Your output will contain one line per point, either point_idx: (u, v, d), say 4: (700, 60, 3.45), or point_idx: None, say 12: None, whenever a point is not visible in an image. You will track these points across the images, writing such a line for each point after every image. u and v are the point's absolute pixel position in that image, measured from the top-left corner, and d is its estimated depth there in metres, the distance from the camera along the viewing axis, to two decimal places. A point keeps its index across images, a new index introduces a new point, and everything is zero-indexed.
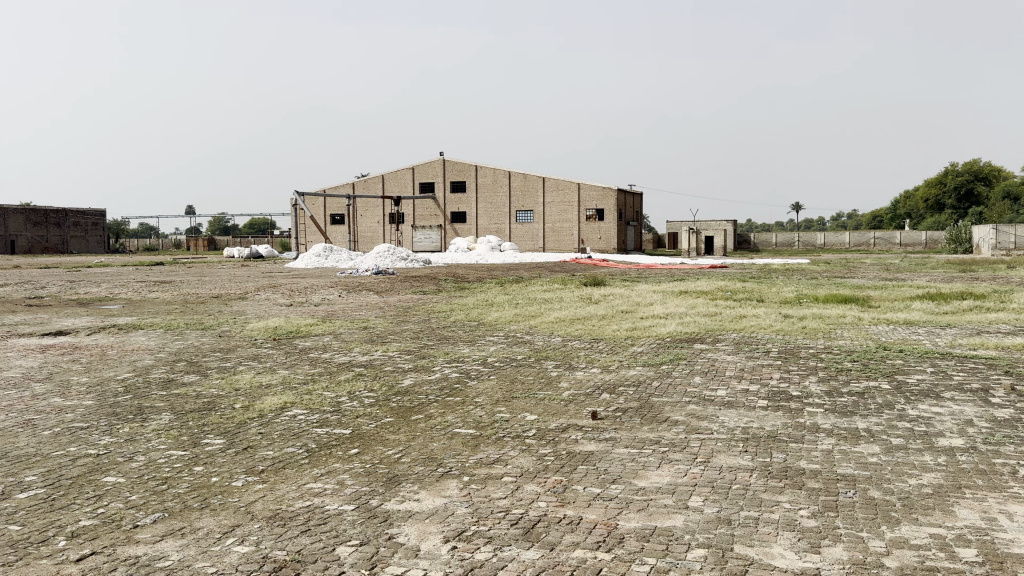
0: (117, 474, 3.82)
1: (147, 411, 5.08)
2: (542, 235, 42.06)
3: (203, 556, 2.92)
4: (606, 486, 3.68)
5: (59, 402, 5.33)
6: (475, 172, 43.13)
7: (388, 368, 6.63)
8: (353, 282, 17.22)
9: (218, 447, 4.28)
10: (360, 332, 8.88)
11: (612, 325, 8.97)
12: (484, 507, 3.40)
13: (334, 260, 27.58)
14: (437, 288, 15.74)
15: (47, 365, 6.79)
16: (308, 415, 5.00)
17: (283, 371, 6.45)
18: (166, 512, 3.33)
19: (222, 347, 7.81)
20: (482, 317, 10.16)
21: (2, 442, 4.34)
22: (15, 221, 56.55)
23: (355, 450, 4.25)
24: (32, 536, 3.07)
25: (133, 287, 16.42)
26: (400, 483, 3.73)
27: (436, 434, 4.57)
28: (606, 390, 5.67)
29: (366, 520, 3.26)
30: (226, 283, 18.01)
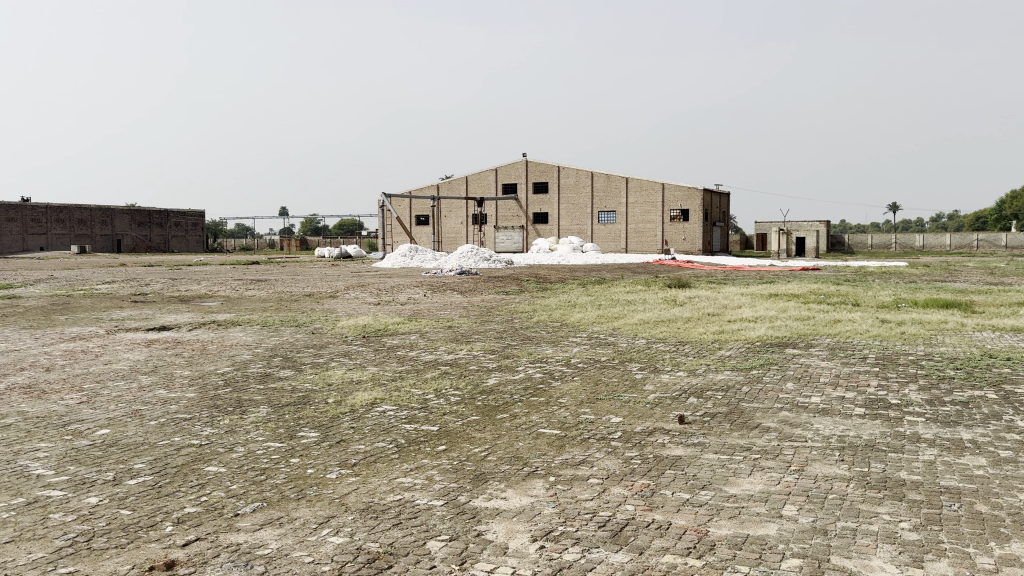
0: (218, 463, 3.98)
1: (245, 403, 5.29)
2: (625, 236, 41.71)
3: (300, 546, 3.00)
4: (695, 492, 3.62)
5: (164, 394, 5.60)
6: (557, 173, 43.17)
7: (473, 367, 6.68)
8: (438, 282, 17.45)
9: (312, 440, 4.41)
10: (446, 331, 8.98)
11: (699, 328, 8.83)
12: (571, 508, 3.40)
13: (419, 260, 28.05)
14: (520, 288, 15.94)
15: (153, 358, 7.14)
16: (396, 411, 5.09)
17: (372, 368, 6.60)
18: (265, 502, 3.45)
19: (314, 343, 8.05)
20: (567, 318, 10.13)
21: (114, 430, 4.58)
22: (121, 221, 59.95)
23: (443, 447, 4.31)
24: (141, 520, 3.23)
25: (230, 287, 16.59)
26: (486, 481, 3.75)
27: (522, 434, 4.58)
28: (694, 394, 5.57)
29: (455, 516, 3.30)
30: (317, 283, 18.07)
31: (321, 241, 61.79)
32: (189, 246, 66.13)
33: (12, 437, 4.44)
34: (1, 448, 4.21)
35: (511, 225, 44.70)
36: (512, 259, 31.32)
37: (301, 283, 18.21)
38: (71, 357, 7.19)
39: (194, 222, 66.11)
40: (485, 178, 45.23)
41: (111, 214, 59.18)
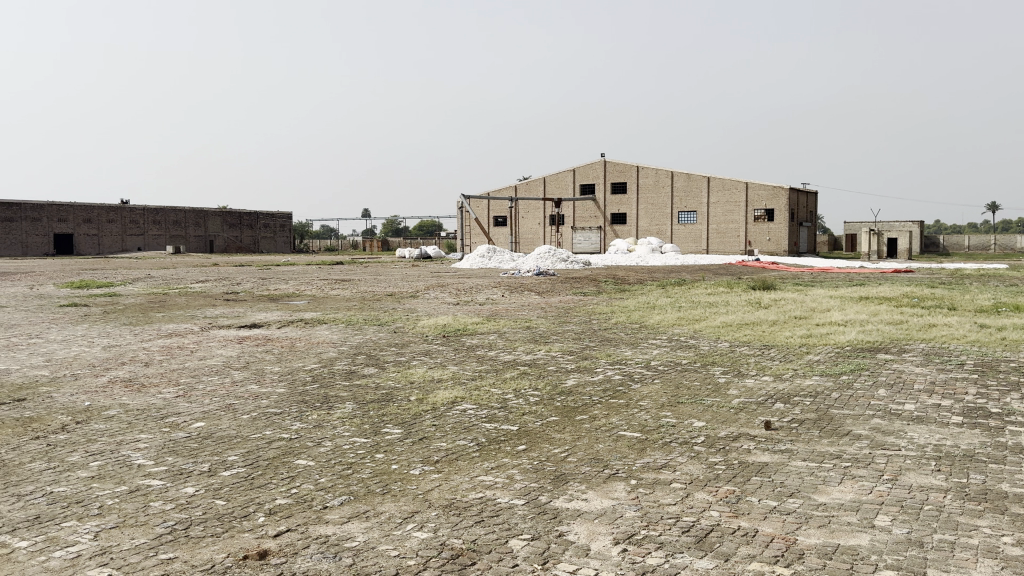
0: (307, 457, 4.11)
1: (332, 399, 5.44)
2: (706, 236, 40.98)
3: (386, 540, 3.07)
4: (782, 499, 3.53)
5: (255, 388, 5.81)
6: (636, 172, 42.79)
7: (552, 368, 6.70)
8: (515, 283, 17.54)
9: (396, 436, 4.50)
10: (525, 331, 9.01)
11: (785, 331, 8.60)
12: (654, 512, 3.36)
13: (497, 260, 28.23)
14: (597, 288, 15.91)
15: (244, 354, 7.43)
16: (477, 410, 5.14)
17: (453, 367, 6.68)
18: (352, 495, 3.54)
19: (396, 342, 8.21)
20: (646, 320, 10.00)
21: (209, 424, 4.78)
22: (214, 222, 62.52)
23: (523, 446, 4.33)
24: (235, 511, 3.36)
25: (316, 287, 16.85)
26: (567, 482, 3.75)
27: (601, 436, 4.56)
28: (780, 400, 5.43)
29: (537, 516, 3.31)
30: (399, 283, 18.24)
31: (401, 241, 62.98)
32: (277, 246, 68.38)
33: (116, 428, 4.69)
34: (105, 439, 4.45)
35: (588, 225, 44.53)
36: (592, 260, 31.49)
37: (384, 283, 18.60)
38: (170, 352, 7.54)
39: (281, 223, 68.32)
40: (562, 179, 45.24)
41: (204, 216, 61.75)
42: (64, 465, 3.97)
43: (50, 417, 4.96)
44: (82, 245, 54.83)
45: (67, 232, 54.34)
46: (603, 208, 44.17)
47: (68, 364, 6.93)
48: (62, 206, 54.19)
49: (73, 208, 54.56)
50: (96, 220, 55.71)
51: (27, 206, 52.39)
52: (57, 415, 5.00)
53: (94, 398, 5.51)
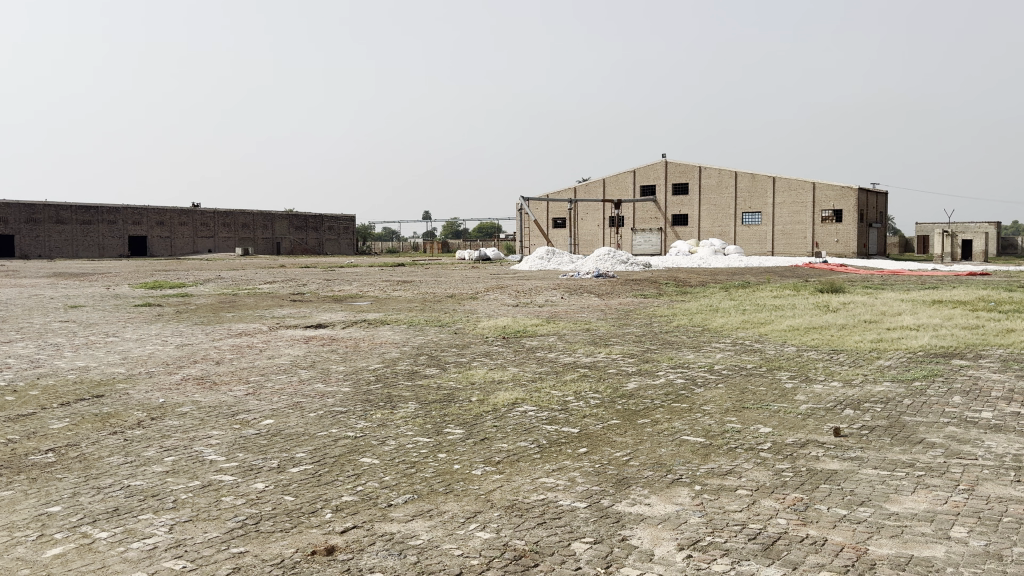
0: (371, 456, 4.17)
1: (394, 398, 5.52)
2: (770, 237, 40.16)
3: (450, 539, 3.10)
4: (851, 508, 3.44)
5: (321, 387, 5.93)
6: (698, 172, 42.26)
7: (612, 370, 6.66)
8: (575, 285, 17.50)
9: (458, 437, 4.53)
10: (585, 333, 8.99)
11: (854, 336, 8.37)
12: (719, 518, 3.31)
13: (556, 262, 28.21)
14: (658, 291, 15.78)
15: (310, 354, 7.60)
16: (537, 412, 5.15)
17: (513, 368, 6.70)
18: (416, 494, 3.59)
19: (457, 343, 8.28)
20: (709, 323, 9.86)
21: (277, 421, 4.90)
22: (280, 225, 64.13)
23: (584, 449, 4.32)
24: (303, 507, 3.44)
25: (379, 287, 17.51)
26: (629, 485, 3.72)
27: (664, 440, 4.52)
28: (849, 406, 5.30)
29: (599, 519, 3.29)
30: (460, 285, 18.46)
31: (461, 243, 63.43)
32: (341, 248, 69.65)
33: (188, 425, 4.84)
34: (179, 435, 4.60)
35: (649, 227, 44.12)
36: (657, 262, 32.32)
37: (446, 284, 18.80)
38: (238, 352, 7.74)
39: (345, 225, 69.62)
40: (622, 180, 44.97)
41: (271, 218, 63.39)
42: (140, 460, 4.12)
43: (127, 413, 5.15)
44: (156, 246, 56.76)
45: (142, 235, 56.33)
46: (663, 209, 43.71)
47: (142, 362, 7.19)
48: (138, 209, 56.20)
49: (147, 211, 56.58)
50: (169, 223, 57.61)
51: (105, 210, 54.49)
52: (133, 411, 5.19)
53: (167, 395, 5.70)
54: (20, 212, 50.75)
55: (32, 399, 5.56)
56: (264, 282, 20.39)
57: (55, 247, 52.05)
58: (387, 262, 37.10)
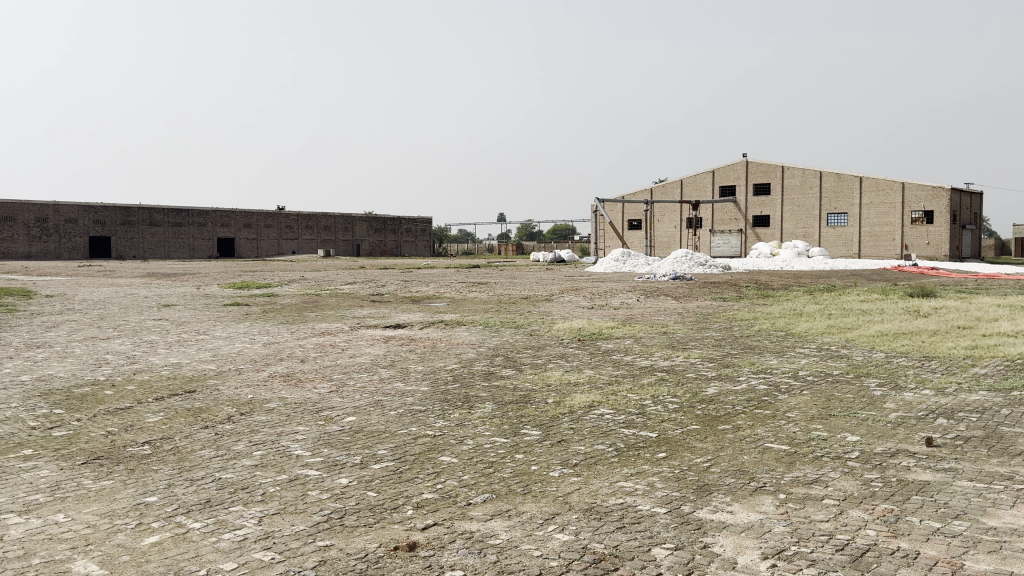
0: (450, 454, 4.23)
1: (472, 399, 5.58)
2: (857, 239, 38.90)
3: (528, 539, 3.11)
4: (946, 521, 3.30)
5: (401, 386, 6.05)
6: (781, 173, 41.27)
7: (691, 374, 6.57)
8: (652, 287, 17.31)
9: (535, 438, 4.55)
10: (662, 337, 8.89)
11: (947, 342, 8.03)
12: (805, 528, 3.23)
13: (632, 264, 27.96)
14: (738, 293, 15.46)
15: (390, 353, 7.74)
16: (614, 415, 5.12)
17: (589, 371, 6.68)
18: (494, 494, 3.61)
19: (533, 345, 8.29)
20: (792, 327, 9.61)
21: (359, 418, 5.02)
22: (360, 227, 65.69)
23: (663, 454, 4.27)
24: (385, 503, 3.51)
25: (456, 287, 18.15)
26: (711, 492, 3.66)
27: (746, 447, 4.42)
28: (942, 415, 5.08)
29: (680, 525, 3.25)
30: (535, 287, 18.48)
31: (535, 245, 63.59)
32: (418, 250, 70.75)
33: (275, 420, 5.00)
34: (267, 430, 4.75)
35: (728, 228, 43.30)
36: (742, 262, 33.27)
37: (522, 287, 18.91)
38: (322, 350, 7.95)
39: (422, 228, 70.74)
40: (699, 181, 44.28)
41: (350, 221, 64.98)
42: (230, 453, 4.27)
43: (217, 408, 5.35)
44: (242, 248, 58.88)
45: (230, 237, 58.44)
46: (744, 210, 42.75)
47: (232, 359, 7.47)
48: (225, 212, 58.33)
49: (234, 214, 58.78)
50: (255, 226, 59.81)
51: (195, 213, 56.74)
52: (223, 406, 5.40)
53: (256, 391, 5.90)
54: (117, 214, 53.26)
55: (130, 393, 5.84)
56: (345, 283, 20.89)
57: (149, 248, 54.46)
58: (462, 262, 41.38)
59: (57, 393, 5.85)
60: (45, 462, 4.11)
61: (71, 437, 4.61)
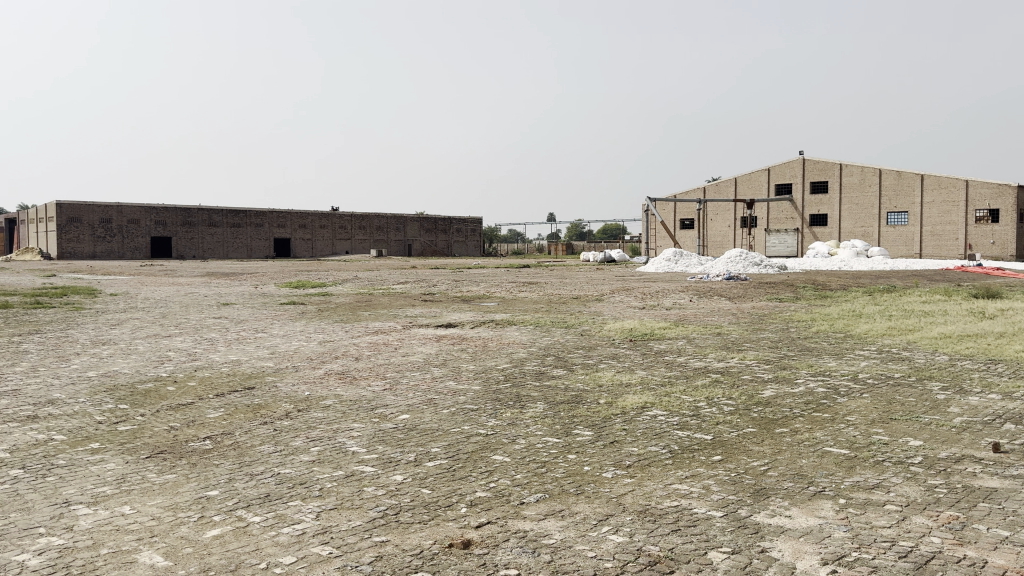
0: (503, 453, 4.24)
1: (524, 398, 5.58)
2: (918, 239, 37.90)
3: (582, 540, 3.10)
4: (1016, 530, 3.18)
5: (454, 385, 6.08)
6: (839, 171, 40.37)
7: (746, 376, 6.47)
8: (705, 287, 17.08)
9: (588, 438, 4.54)
10: (716, 338, 8.77)
11: (1016, 345, 7.77)
12: (866, 534, 3.15)
13: (685, 264, 27.65)
14: (794, 294, 15.20)
15: (442, 352, 7.80)
16: (668, 416, 5.07)
17: (641, 372, 6.63)
18: (547, 493, 3.61)
19: (584, 345, 8.26)
20: (851, 329, 9.39)
21: (412, 416, 5.07)
22: (411, 227, 66.38)
23: (718, 457, 4.21)
24: (439, 500, 3.54)
25: (507, 287, 18.13)
26: (768, 496, 3.60)
27: (804, 451, 4.34)
28: (1011, 420, 4.91)
29: (736, 529, 3.20)
30: (584, 287, 18.27)
31: (584, 245, 63.43)
32: (468, 250, 71.11)
33: (332, 416, 5.08)
34: (324, 426, 4.83)
35: (784, 228, 42.53)
36: (797, 261, 32.79)
37: (573, 287, 18.86)
38: (375, 348, 8.05)
39: (472, 228, 71.14)
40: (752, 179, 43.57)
41: (402, 221, 65.71)
42: (288, 449, 4.36)
43: (275, 404, 5.46)
44: (297, 248, 60.06)
45: (285, 237, 59.63)
46: (800, 209, 41.91)
47: (289, 356, 7.62)
48: (280, 212, 59.43)
49: (289, 215, 59.99)
50: (310, 227, 60.88)
51: (252, 213, 57.96)
52: (281, 402, 5.51)
53: (312, 388, 6.01)
54: (178, 215, 54.64)
55: (191, 389, 6.00)
56: (398, 282, 21.10)
57: (208, 248, 55.94)
58: (512, 262, 41.07)
59: (122, 389, 6.04)
60: (112, 455, 4.24)
61: (136, 431, 4.75)
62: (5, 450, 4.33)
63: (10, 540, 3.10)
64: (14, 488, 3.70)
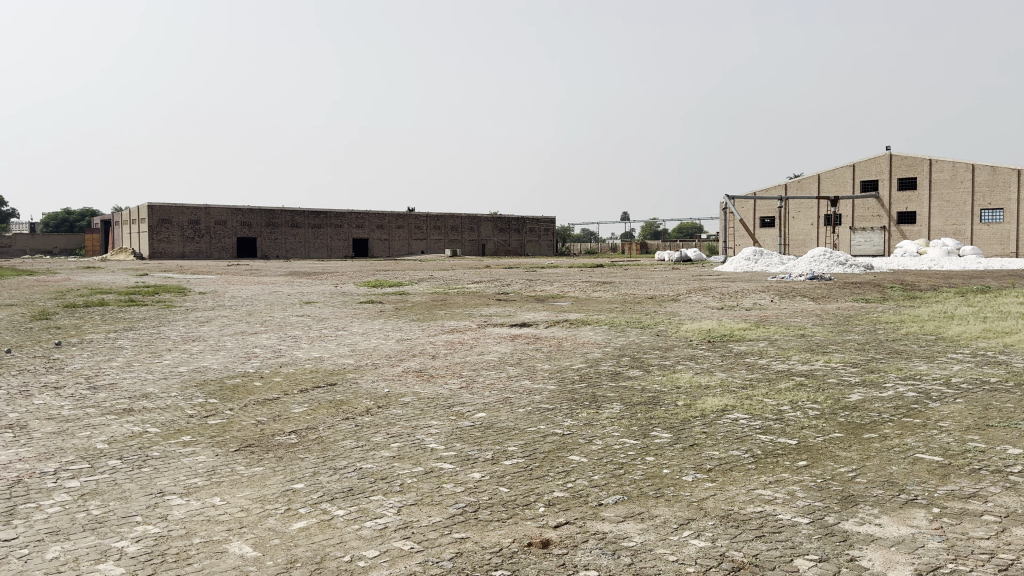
0: (580, 453, 4.23)
1: (600, 399, 5.55)
2: (1015, 237, 36.16)
3: (663, 543, 3.06)
4: None
5: (529, 384, 6.09)
6: (928, 166, 38.81)
7: (833, 380, 6.27)
8: (786, 287, 16.63)
9: (666, 440, 4.48)
10: (799, 340, 8.53)
11: None
12: (963, 545, 3.02)
13: (765, 263, 27.03)
14: (882, 294, 14.70)
15: (517, 351, 7.82)
16: (750, 420, 4.96)
17: (721, 374, 6.51)
18: (626, 495, 3.58)
19: (661, 346, 8.16)
20: (944, 332, 9.00)
21: (489, 414, 5.10)
22: (485, 227, 66.91)
23: (804, 462, 4.10)
24: (518, 498, 3.55)
25: (580, 287, 17.92)
26: (857, 504, 3.48)
27: (895, 457, 4.18)
28: None
29: (824, 537, 3.11)
30: (658, 287, 18.07)
31: (658, 245, 62.78)
32: (541, 250, 71.19)
33: (411, 413, 5.16)
34: (403, 423, 4.91)
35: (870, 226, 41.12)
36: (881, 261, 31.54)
37: (648, 286, 18.65)
38: (451, 347, 8.13)
39: (545, 227, 71.19)
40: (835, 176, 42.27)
41: (476, 221, 66.30)
42: (370, 444, 4.44)
43: (356, 400, 5.58)
44: (374, 248, 61.28)
45: (363, 238, 60.90)
46: (886, 206, 40.45)
47: (368, 354, 7.76)
48: (358, 213, 60.74)
49: (367, 215, 61.23)
50: (387, 227, 62.00)
51: (331, 214, 59.39)
52: (362, 399, 5.62)
53: (391, 385, 6.12)
54: (262, 216, 56.41)
55: (276, 384, 6.20)
56: (473, 281, 21.30)
57: (289, 249, 57.59)
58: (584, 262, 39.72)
59: (212, 383, 6.28)
60: (203, 448, 4.41)
61: (225, 425, 4.93)
62: (105, 441, 4.56)
63: (109, 527, 3.25)
64: (113, 478, 3.88)
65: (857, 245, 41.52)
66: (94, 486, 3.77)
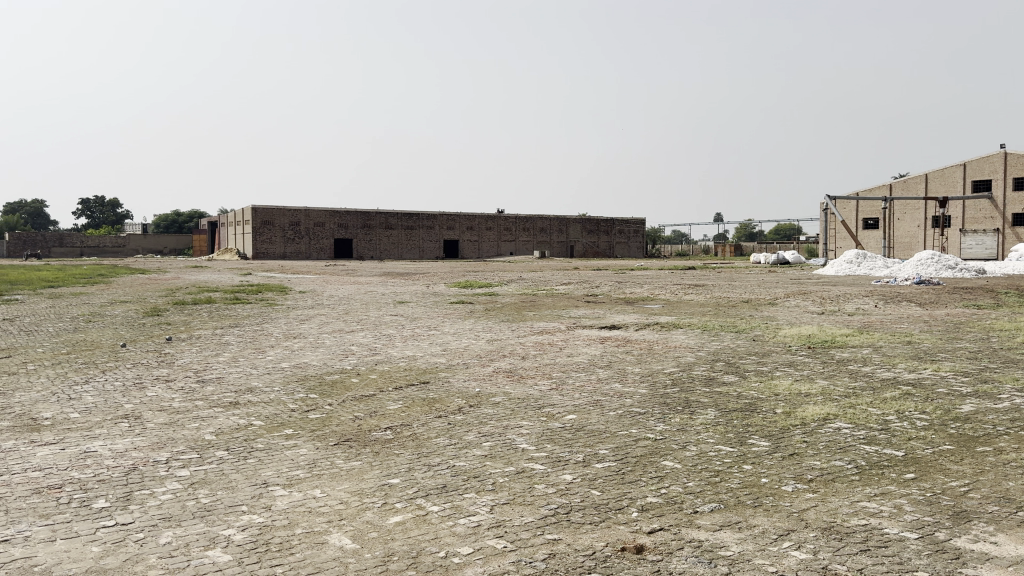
0: (673, 459, 4.17)
1: (694, 404, 5.47)
2: None
3: (762, 554, 2.99)
4: None
5: (620, 387, 6.05)
6: None
7: (942, 390, 5.96)
8: (891, 292, 15.94)
9: (764, 448, 4.37)
10: (905, 347, 8.16)
11: None
12: None
13: (868, 267, 26.04)
14: (998, 301, 13.88)
15: (607, 353, 7.79)
16: (853, 430, 4.79)
17: (822, 381, 6.29)
18: (722, 504, 3.51)
19: (757, 351, 7.97)
20: None
21: (580, 416, 5.09)
22: (574, 228, 66.80)
23: (912, 475, 3.92)
24: (610, 502, 3.53)
25: (672, 287, 18.57)
26: (970, 520, 3.31)
27: (1012, 473, 3.95)
28: None
29: (935, 553, 2.97)
30: (754, 288, 18.46)
31: (752, 245, 61.28)
32: (629, 252, 70.51)
33: (502, 413, 5.21)
34: (495, 422, 4.96)
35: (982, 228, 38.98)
36: None
37: (743, 289, 18.26)
38: (541, 348, 8.16)
39: (635, 229, 70.49)
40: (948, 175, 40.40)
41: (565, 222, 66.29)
42: (462, 443, 4.50)
43: (449, 399, 5.67)
44: (463, 249, 62.08)
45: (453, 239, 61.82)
46: (1000, 207, 38.27)
47: (459, 354, 7.87)
48: (449, 216, 61.69)
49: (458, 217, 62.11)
50: (476, 228, 62.72)
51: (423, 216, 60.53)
52: (454, 398, 5.71)
53: (483, 385, 6.19)
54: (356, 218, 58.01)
55: (372, 381, 6.36)
56: (563, 284, 21.36)
57: (383, 249, 58.94)
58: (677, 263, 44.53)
59: (312, 378, 6.53)
60: (303, 441, 4.57)
61: (325, 419, 5.10)
62: (212, 432, 4.78)
63: (218, 515, 3.41)
64: (220, 468, 4.07)
65: (966, 247, 39.45)
66: (204, 475, 3.97)
